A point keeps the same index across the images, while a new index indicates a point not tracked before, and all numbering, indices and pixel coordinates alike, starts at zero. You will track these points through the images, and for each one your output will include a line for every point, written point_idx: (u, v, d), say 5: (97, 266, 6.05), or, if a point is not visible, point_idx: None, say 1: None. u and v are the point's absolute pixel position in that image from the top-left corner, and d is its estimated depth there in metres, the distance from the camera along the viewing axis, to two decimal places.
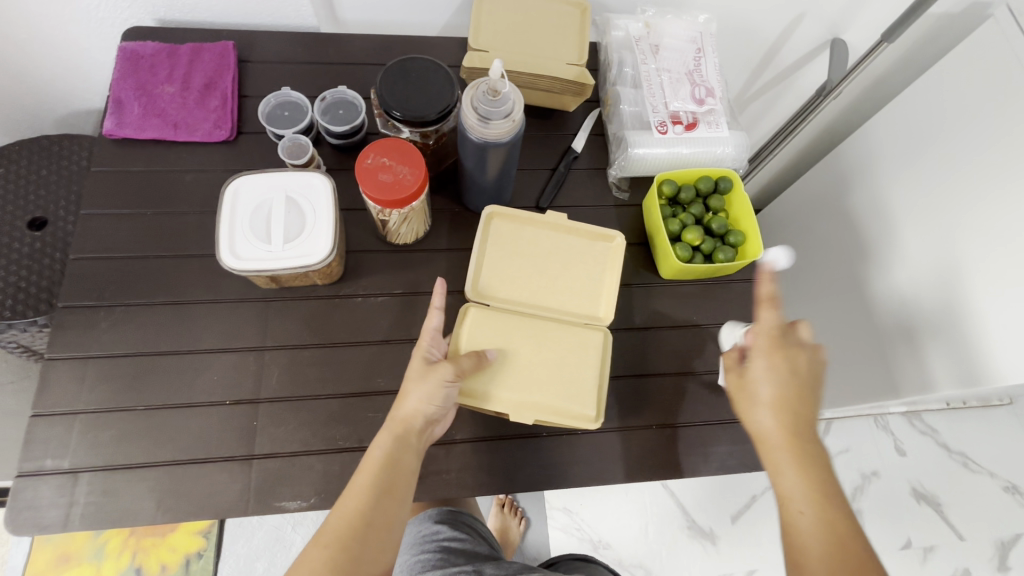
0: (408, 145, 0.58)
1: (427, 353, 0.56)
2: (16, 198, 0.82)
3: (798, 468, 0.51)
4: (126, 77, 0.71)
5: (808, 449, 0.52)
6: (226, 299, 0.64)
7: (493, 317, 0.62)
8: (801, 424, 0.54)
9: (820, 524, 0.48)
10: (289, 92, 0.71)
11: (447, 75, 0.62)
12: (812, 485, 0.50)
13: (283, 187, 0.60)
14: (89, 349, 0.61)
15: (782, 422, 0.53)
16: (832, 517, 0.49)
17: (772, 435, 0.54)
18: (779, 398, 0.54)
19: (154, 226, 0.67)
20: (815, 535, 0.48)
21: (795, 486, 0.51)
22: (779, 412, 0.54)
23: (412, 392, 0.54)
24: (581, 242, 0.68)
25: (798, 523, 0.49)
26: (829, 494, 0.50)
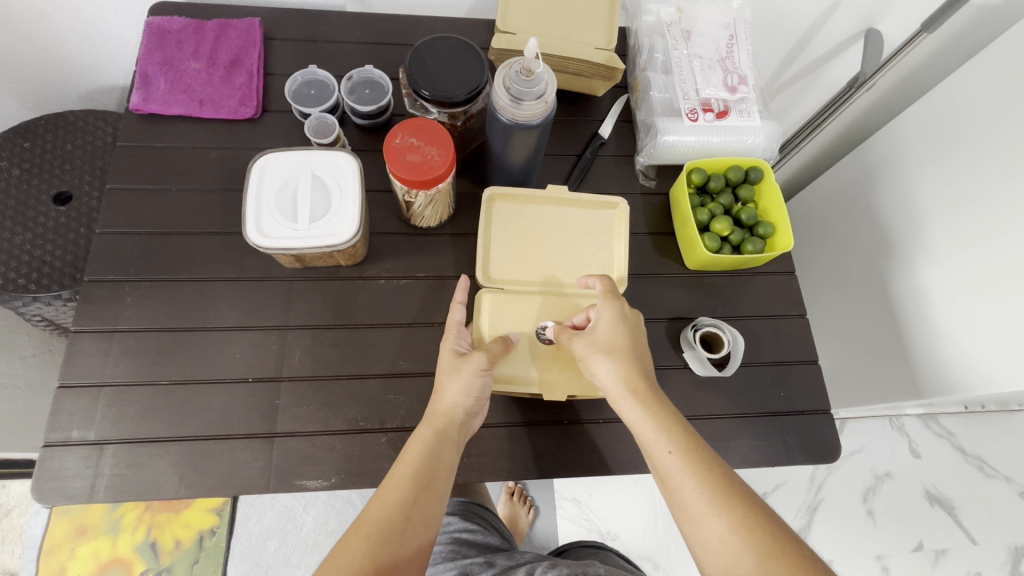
0: (436, 126, 0.57)
1: (456, 344, 0.57)
2: (41, 172, 0.83)
3: (647, 412, 0.51)
4: (152, 52, 0.71)
5: (647, 388, 0.52)
6: (249, 278, 0.64)
7: (507, 300, 0.62)
8: (637, 363, 0.54)
9: (686, 462, 0.48)
10: (316, 70, 0.70)
11: (477, 55, 0.61)
12: (664, 424, 0.50)
13: (310, 165, 0.60)
14: (114, 323, 0.61)
15: (616, 367, 0.53)
16: (688, 450, 0.48)
17: (614, 383, 0.53)
18: (605, 347, 0.54)
19: (178, 203, 0.67)
20: (682, 474, 0.47)
21: (653, 432, 0.50)
22: (614, 357, 0.53)
23: (451, 384, 0.54)
24: (591, 214, 0.67)
25: (666, 468, 0.48)
26: (681, 428, 0.50)
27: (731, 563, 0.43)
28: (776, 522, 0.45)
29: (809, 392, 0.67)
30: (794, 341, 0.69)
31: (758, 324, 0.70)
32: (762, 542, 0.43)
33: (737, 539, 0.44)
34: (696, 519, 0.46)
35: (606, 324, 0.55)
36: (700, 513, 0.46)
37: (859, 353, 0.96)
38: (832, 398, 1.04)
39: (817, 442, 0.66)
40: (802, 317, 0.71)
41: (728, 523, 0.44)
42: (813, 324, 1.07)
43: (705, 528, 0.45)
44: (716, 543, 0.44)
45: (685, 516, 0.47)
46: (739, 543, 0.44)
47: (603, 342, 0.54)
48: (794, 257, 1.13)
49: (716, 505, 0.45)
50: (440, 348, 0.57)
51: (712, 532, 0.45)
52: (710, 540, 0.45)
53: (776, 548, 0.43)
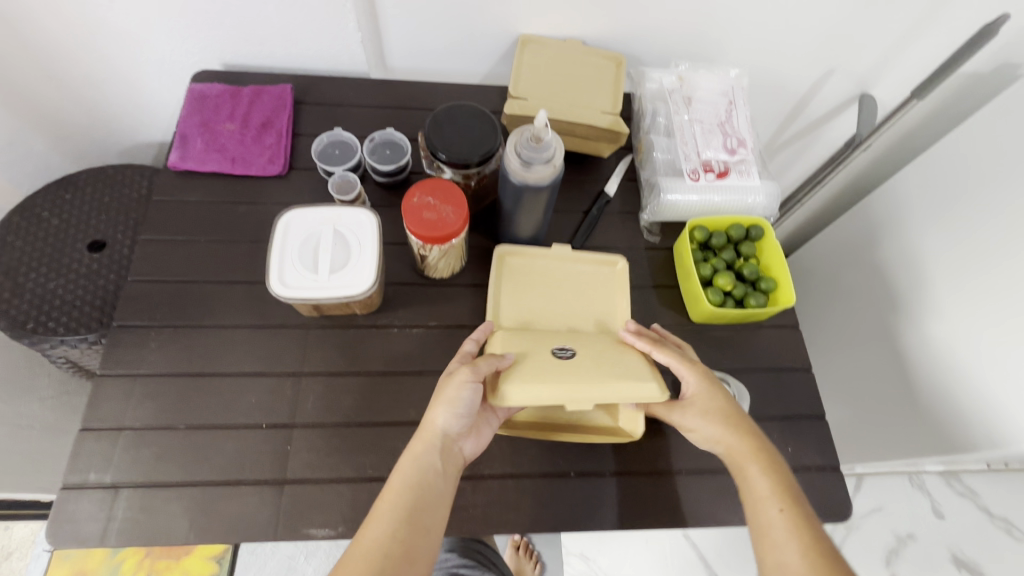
0: (450, 186, 0.61)
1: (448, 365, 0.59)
2: (80, 221, 0.88)
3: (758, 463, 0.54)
4: (192, 114, 0.78)
5: (764, 452, 0.55)
6: (269, 325, 0.67)
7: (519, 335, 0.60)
8: (749, 429, 0.56)
9: (792, 525, 0.49)
10: (341, 131, 0.75)
11: (490, 121, 0.65)
12: (778, 486, 0.52)
13: (332, 222, 0.64)
14: (137, 367, 0.64)
15: (715, 426, 0.57)
16: (788, 506, 0.50)
17: (720, 436, 0.57)
18: (719, 410, 0.57)
19: (206, 253, 0.70)
20: (785, 533, 0.49)
21: (763, 488, 0.52)
22: (721, 420, 0.57)
23: (434, 407, 0.55)
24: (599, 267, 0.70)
25: (771, 524, 0.50)
26: (785, 486, 0.52)
27: None
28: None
29: (819, 447, 0.67)
30: (800, 395, 0.70)
31: (764, 377, 0.70)
32: None
33: None
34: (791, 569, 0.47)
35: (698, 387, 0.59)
36: (784, 554, 0.48)
37: (870, 407, 0.95)
38: (844, 453, 1.02)
39: (828, 500, 0.65)
40: (808, 371, 0.71)
41: None
42: (822, 375, 1.07)
43: None
44: None
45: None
46: None
47: (712, 403, 0.58)
48: (801, 309, 1.14)
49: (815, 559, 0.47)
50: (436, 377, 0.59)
51: None
52: None
53: None
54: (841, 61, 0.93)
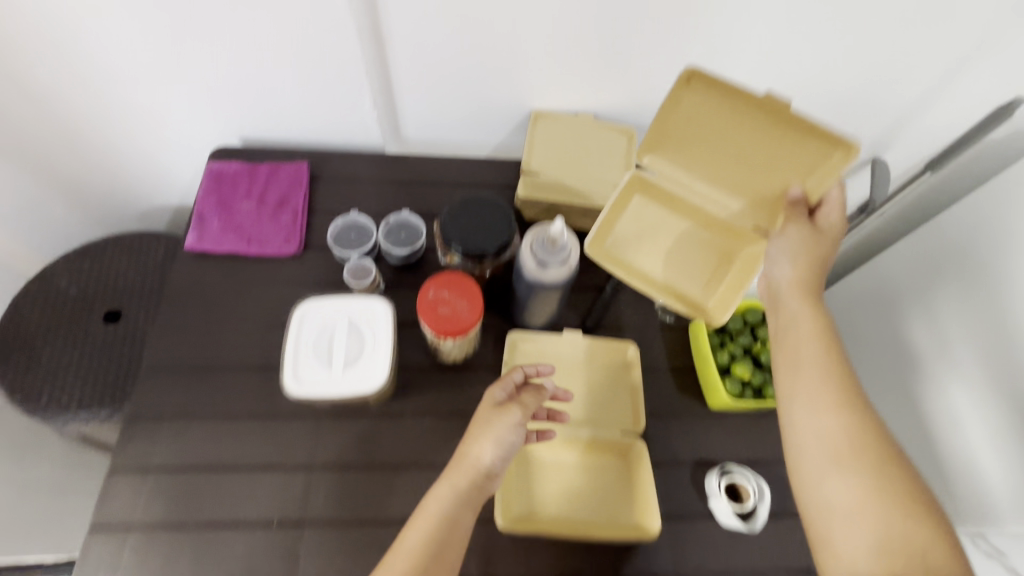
0: (466, 281, 0.61)
1: (494, 397, 0.60)
2: (96, 292, 0.89)
3: (808, 324, 0.57)
4: (210, 194, 0.79)
5: (818, 302, 0.58)
6: (281, 414, 0.66)
7: (685, 115, 0.62)
8: (818, 276, 0.59)
9: (831, 372, 0.55)
10: (356, 216, 0.76)
11: (505, 213, 0.66)
12: (823, 336, 0.57)
13: (346, 312, 0.64)
14: (148, 461, 0.63)
15: (807, 267, 0.58)
16: (832, 390, 0.55)
17: (790, 287, 0.59)
18: (809, 256, 0.59)
19: (221, 337, 0.70)
20: (820, 376, 0.55)
21: (804, 330, 0.57)
22: (799, 262, 0.59)
23: (482, 440, 0.57)
24: (613, 361, 0.73)
25: (803, 356, 0.56)
26: (835, 364, 0.55)
27: (842, 458, 0.52)
28: (908, 474, 0.52)
29: None
30: None
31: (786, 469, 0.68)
32: (884, 482, 0.51)
33: (852, 458, 0.52)
34: (828, 447, 0.53)
35: (806, 236, 0.59)
36: (819, 411, 0.54)
37: None
38: None
39: None
40: None
41: (841, 427, 0.53)
42: None
43: (820, 424, 0.54)
44: (828, 436, 0.53)
45: (811, 406, 0.54)
46: (855, 469, 0.52)
47: (806, 253, 0.58)
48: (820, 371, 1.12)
49: (853, 439, 0.53)
50: (480, 404, 0.60)
51: (824, 429, 0.53)
52: (826, 435, 0.53)
53: (900, 489, 0.50)
54: (853, 128, 0.92)
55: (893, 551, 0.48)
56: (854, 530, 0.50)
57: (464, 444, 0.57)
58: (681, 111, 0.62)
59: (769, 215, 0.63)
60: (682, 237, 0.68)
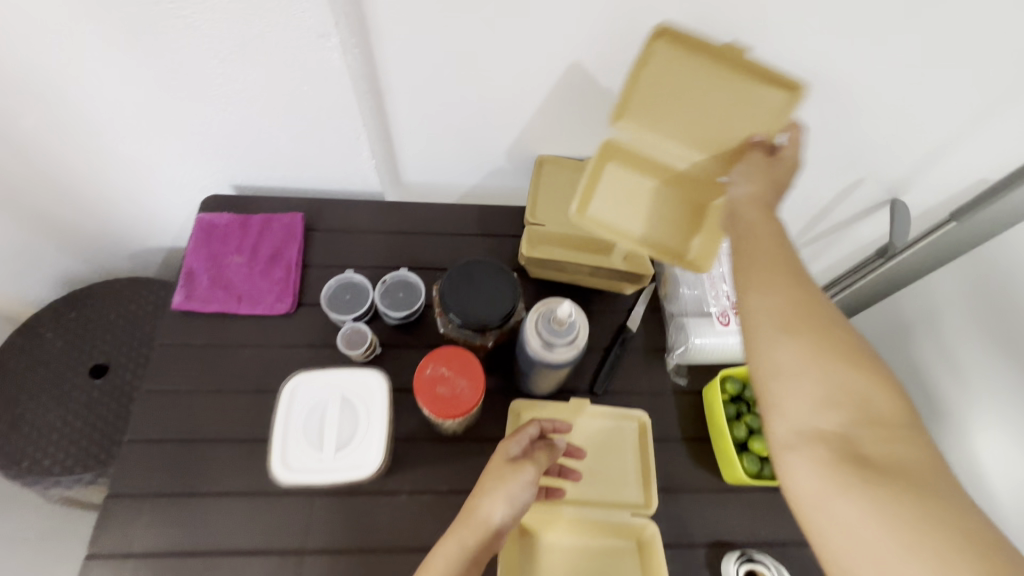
0: (467, 357, 0.57)
1: (507, 452, 0.57)
2: (82, 344, 0.85)
3: (765, 226, 0.50)
4: (199, 248, 0.75)
5: (770, 200, 0.52)
6: (270, 492, 0.62)
7: (655, 73, 0.56)
8: (777, 187, 0.53)
9: (781, 263, 0.47)
10: (352, 275, 0.73)
11: (508, 280, 0.62)
12: (775, 226, 0.50)
13: (339, 387, 0.59)
14: (129, 545, 0.59)
15: (767, 180, 0.53)
16: (789, 269, 0.47)
17: (748, 193, 0.53)
18: (767, 170, 0.53)
19: (207, 406, 0.67)
20: (768, 260, 0.48)
21: (754, 218, 0.51)
22: (753, 169, 0.54)
23: (493, 494, 0.53)
24: (608, 429, 0.68)
25: (749, 239, 0.50)
26: (789, 255, 0.48)
27: (792, 330, 0.44)
28: (856, 341, 0.44)
29: None
30: None
31: (807, 551, 0.64)
32: (841, 357, 0.43)
33: (804, 337, 0.44)
34: (780, 319, 0.45)
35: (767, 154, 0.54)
36: (766, 289, 0.46)
37: None
38: None
39: None
40: None
41: (792, 303, 0.45)
42: None
43: (767, 301, 0.46)
44: (774, 312, 0.45)
45: (757, 286, 0.47)
46: (807, 345, 0.44)
47: (763, 164, 0.54)
48: None
49: (802, 305, 0.45)
50: (493, 456, 0.57)
51: (772, 307, 0.45)
52: (771, 308, 0.46)
53: (863, 373, 0.43)
54: (874, 170, 0.88)
55: (845, 403, 0.42)
56: (802, 384, 0.43)
57: (474, 497, 0.54)
58: (652, 69, 0.56)
59: (728, 163, 0.58)
60: (656, 198, 0.65)
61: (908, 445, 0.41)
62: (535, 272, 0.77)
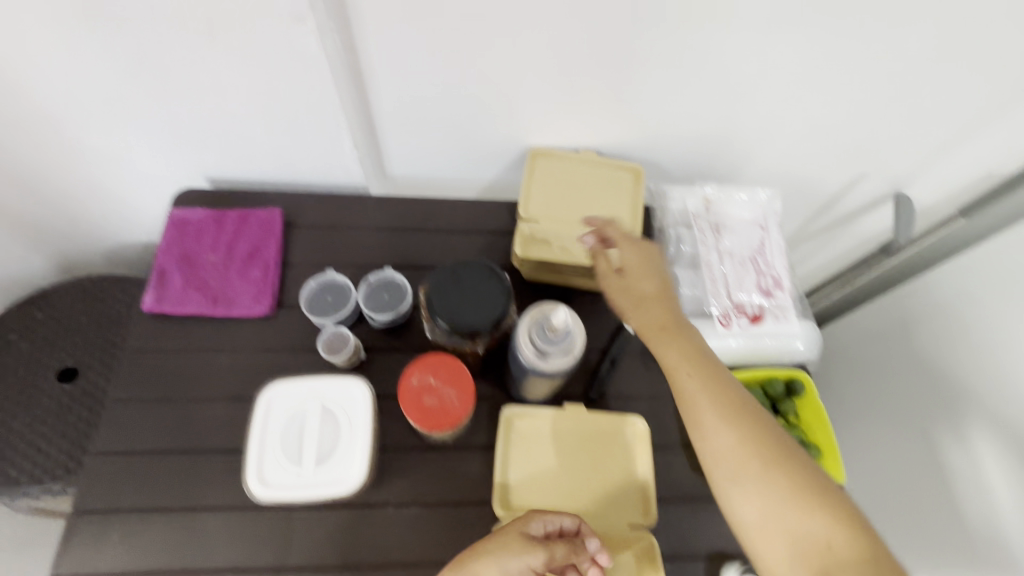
0: (455, 364, 0.54)
1: (528, 525, 0.53)
2: (52, 347, 0.81)
3: (682, 366, 0.57)
4: (172, 246, 0.71)
5: (676, 326, 0.59)
6: (246, 506, 0.59)
7: (544, 173, 0.78)
8: (661, 308, 0.60)
9: (710, 397, 0.55)
10: (334, 275, 0.69)
11: (499, 282, 0.58)
12: (695, 360, 0.57)
13: (319, 396, 0.56)
14: (97, 565, 0.56)
15: (642, 307, 0.61)
16: (730, 410, 0.54)
17: (649, 319, 0.60)
18: (643, 297, 0.61)
19: (181, 414, 0.63)
20: (704, 403, 0.55)
21: (675, 358, 0.57)
22: (638, 302, 0.61)
23: (495, 563, 0.50)
24: (602, 428, 0.64)
25: (686, 389, 0.56)
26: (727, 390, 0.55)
27: (736, 471, 0.52)
28: (792, 452, 0.53)
29: None
30: None
31: None
32: (780, 473, 0.51)
33: (749, 466, 0.52)
34: (729, 465, 0.53)
35: (639, 258, 0.63)
36: (715, 436, 0.54)
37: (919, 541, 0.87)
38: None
39: None
40: None
41: (736, 441, 0.53)
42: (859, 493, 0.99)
43: (717, 446, 0.53)
44: (725, 455, 0.53)
45: (702, 435, 0.55)
46: (752, 472, 0.52)
47: (635, 291, 0.62)
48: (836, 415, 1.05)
49: (746, 445, 0.53)
50: (513, 521, 0.53)
51: (721, 453, 0.53)
52: (719, 454, 0.53)
53: (807, 487, 0.51)
54: (878, 165, 0.85)
55: (794, 531, 0.50)
56: (760, 513, 0.51)
57: (473, 556, 0.51)
58: (544, 175, 0.77)
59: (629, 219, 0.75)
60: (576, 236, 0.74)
61: (863, 553, 0.48)
62: (528, 275, 0.74)
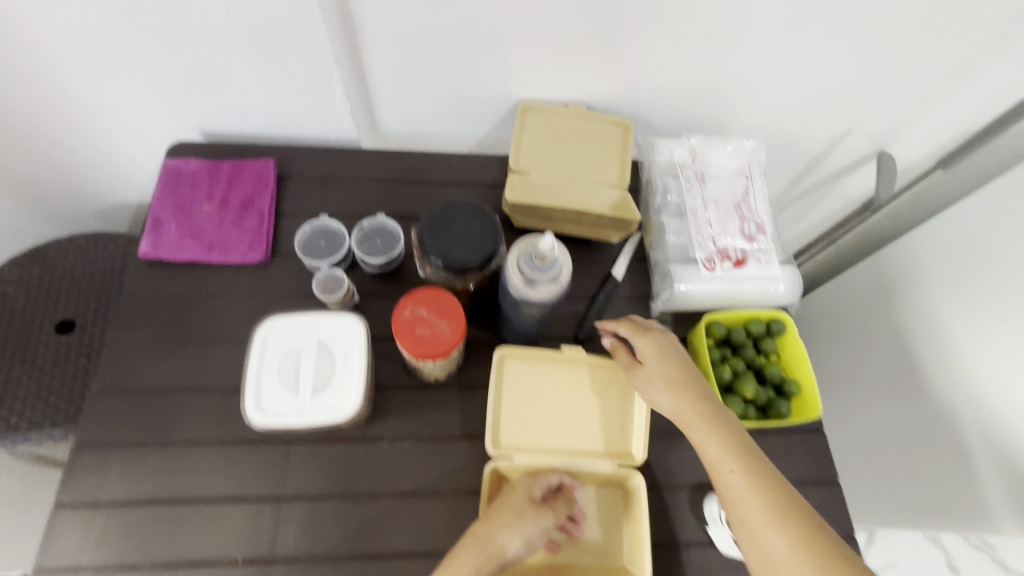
0: (447, 297, 0.55)
1: (531, 492, 0.57)
2: (49, 300, 0.82)
3: (724, 462, 0.53)
4: (166, 196, 0.72)
5: (714, 411, 0.55)
6: (245, 440, 0.61)
7: (535, 126, 0.79)
8: (697, 390, 0.56)
9: (750, 481, 0.51)
10: (328, 220, 0.70)
11: (489, 221, 0.60)
12: (731, 446, 0.53)
13: (314, 331, 0.57)
14: (100, 495, 0.57)
15: (680, 389, 0.56)
16: (779, 507, 0.49)
17: (685, 409, 0.56)
18: (673, 377, 0.57)
19: (179, 355, 0.64)
20: (747, 495, 0.50)
21: (713, 449, 0.53)
22: (671, 384, 0.57)
23: (516, 531, 0.54)
24: (598, 369, 0.66)
25: (727, 486, 0.52)
26: (769, 480, 0.51)
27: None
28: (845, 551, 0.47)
29: None
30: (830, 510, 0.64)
31: None
32: (826, 563, 0.46)
33: (797, 558, 0.47)
34: (784, 573, 0.47)
35: (667, 344, 0.59)
36: (765, 536, 0.49)
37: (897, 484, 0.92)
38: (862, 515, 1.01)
39: None
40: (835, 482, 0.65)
41: (787, 542, 0.48)
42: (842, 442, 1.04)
43: (767, 547, 0.48)
44: (775, 560, 0.48)
45: (748, 535, 0.50)
46: (800, 561, 0.47)
47: (664, 372, 0.58)
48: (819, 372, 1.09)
49: (803, 548, 0.47)
50: (518, 486, 0.58)
51: (773, 555, 0.48)
52: (770, 556, 0.48)
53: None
54: (861, 122, 0.86)
55: None
56: None
57: (491, 526, 0.54)
58: (535, 128, 0.79)
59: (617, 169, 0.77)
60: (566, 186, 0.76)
61: None
62: (518, 222, 0.76)
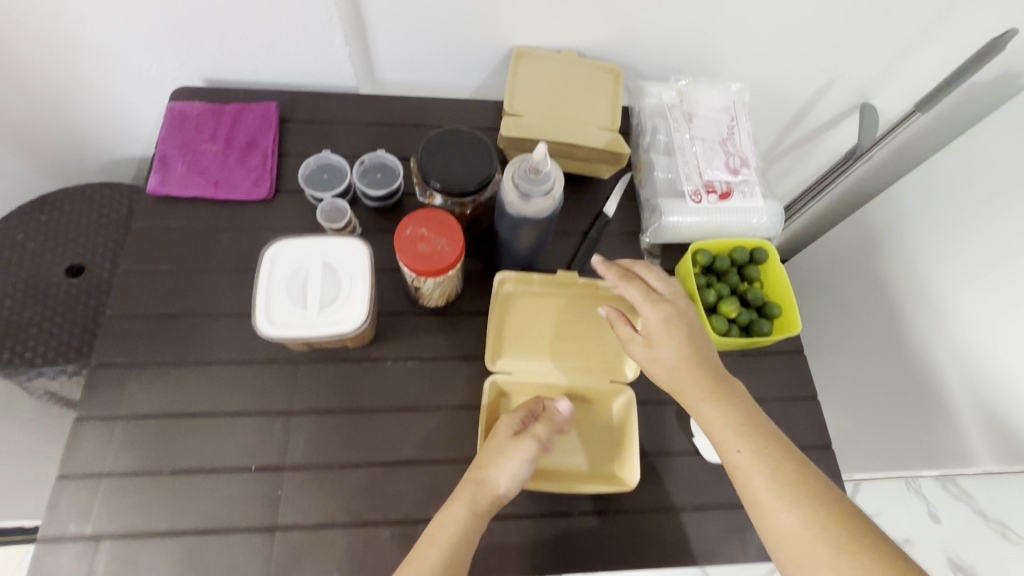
0: (446, 217, 0.58)
1: (513, 427, 0.58)
2: (57, 244, 0.85)
3: (733, 442, 0.53)
4: (172, 136, 0.74)
5: (724, 391, 0.55)
6: (255, 360, 0.64)
7: (529, 67, 0.81)
8: (705, 371, 0.55)
9: (759, 458, 0.51)
10: (330, 155, 0.73)
11: (484, 147, 0.63)
12: (739, 425, 0.53)
13: (320, 252, 0.60)
14: (117, 411, 0.60)
15: (686, 373, 0.55)
16: (789, 486, 0.49)
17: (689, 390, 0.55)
18: (679, 360, 0.56)
19: (190, 284, 0.67)
20: (757, 472, 0.51)
21: (722, 429, 0.53)
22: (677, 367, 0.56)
23: (499, 467, 0.55)
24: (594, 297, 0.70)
25: (738, 464, 0.52)
26: (780, 459, 0.51)
27: (800, 551, 0.48)
28: (860, 523, 0.48)
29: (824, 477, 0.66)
30: (805, 423, 0.68)
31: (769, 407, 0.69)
32: (836, 536, 0.47)
33: (808, 532, 0.48)
34: (797, 551, 0.48)
35: (666, 327, 0.57)
36: (776, 513, 0.49)
37: None
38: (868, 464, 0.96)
39: None
40: (811, 399, 0.70)
41: (800, 517, 0.48)
42: None
43: (778, 522, 0.49)
44: (786, 534, 0.48)
45: (758, 510, 0.50)
46: (812, 537, 0.47)
47: (666, 358, 0.56)
48: None
49: (816, 524, 0.48)
50: (499, 422, 0.58)
51: (786, 529, 0.48)
52: (781, 532, 0.49)
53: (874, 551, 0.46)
54: (845, 70, 0.89)
55: None
56: None
57: (479, 469, 0.55)
58: (528, 69, 0.81)
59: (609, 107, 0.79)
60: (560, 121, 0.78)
61: None
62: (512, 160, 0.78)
